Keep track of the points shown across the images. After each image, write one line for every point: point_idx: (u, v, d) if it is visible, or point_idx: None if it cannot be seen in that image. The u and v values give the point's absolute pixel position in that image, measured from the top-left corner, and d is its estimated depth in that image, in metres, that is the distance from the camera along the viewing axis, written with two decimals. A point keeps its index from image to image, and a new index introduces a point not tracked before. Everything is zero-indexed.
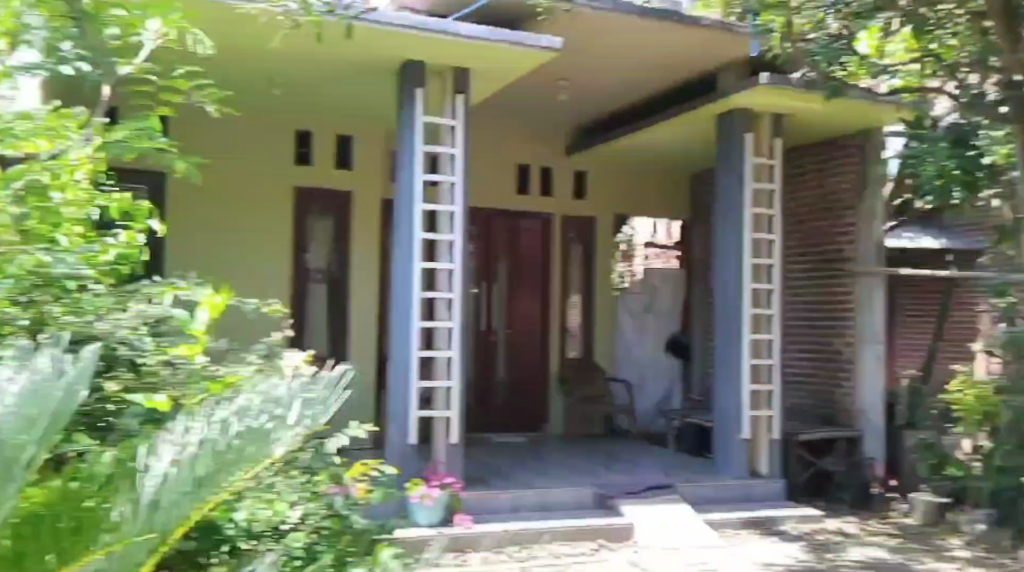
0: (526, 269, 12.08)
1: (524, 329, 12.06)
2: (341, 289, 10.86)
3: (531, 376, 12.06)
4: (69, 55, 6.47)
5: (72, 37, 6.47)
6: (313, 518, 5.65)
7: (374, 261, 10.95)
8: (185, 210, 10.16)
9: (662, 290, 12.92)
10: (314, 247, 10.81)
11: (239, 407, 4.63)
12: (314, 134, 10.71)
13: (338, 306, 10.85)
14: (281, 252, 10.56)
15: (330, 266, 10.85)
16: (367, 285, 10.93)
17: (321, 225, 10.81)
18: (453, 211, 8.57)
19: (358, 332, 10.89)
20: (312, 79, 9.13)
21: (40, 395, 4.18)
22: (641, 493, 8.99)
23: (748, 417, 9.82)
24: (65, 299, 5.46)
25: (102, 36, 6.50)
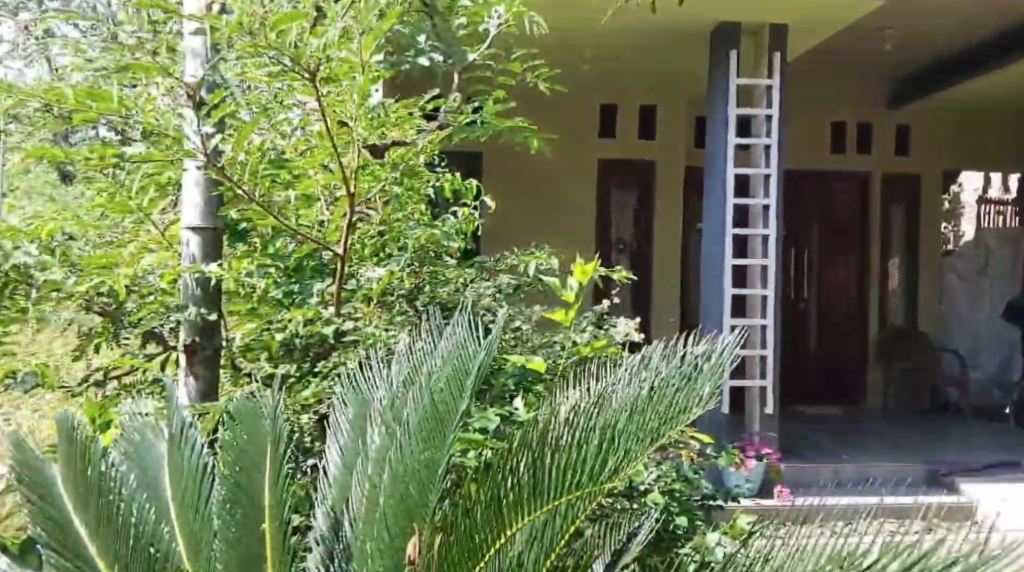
0: (837, 235, 12.09)
1: (832, 299, 12.08)
2: (643, 258, 11.35)
3: (846, 341, 12.07)
4: (425, 48, 6.04)
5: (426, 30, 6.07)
6: (667, 487, 5.67)
7: (675, 235, 11.31)
8: (510, 189, 11.03)
9: (999, 251, 12.45)
10: (618, 219, 11.33)
11: (647, 378, 4.56)
12: (621, 110, 11.15)
13: (642, 275, 11.32)
14: (585, 221, 11.17)
15: (636, 238, 11.36)
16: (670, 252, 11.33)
17: (627, 194, 11.30)
18: (767, 174, 8.51)
19: (662, 304, 11.31)
20: (624, 49, 9.32)
21: (465, 356, 4.78)
22: (980, 472, 8.66)
23: None
24: (430, 270, 6.34)
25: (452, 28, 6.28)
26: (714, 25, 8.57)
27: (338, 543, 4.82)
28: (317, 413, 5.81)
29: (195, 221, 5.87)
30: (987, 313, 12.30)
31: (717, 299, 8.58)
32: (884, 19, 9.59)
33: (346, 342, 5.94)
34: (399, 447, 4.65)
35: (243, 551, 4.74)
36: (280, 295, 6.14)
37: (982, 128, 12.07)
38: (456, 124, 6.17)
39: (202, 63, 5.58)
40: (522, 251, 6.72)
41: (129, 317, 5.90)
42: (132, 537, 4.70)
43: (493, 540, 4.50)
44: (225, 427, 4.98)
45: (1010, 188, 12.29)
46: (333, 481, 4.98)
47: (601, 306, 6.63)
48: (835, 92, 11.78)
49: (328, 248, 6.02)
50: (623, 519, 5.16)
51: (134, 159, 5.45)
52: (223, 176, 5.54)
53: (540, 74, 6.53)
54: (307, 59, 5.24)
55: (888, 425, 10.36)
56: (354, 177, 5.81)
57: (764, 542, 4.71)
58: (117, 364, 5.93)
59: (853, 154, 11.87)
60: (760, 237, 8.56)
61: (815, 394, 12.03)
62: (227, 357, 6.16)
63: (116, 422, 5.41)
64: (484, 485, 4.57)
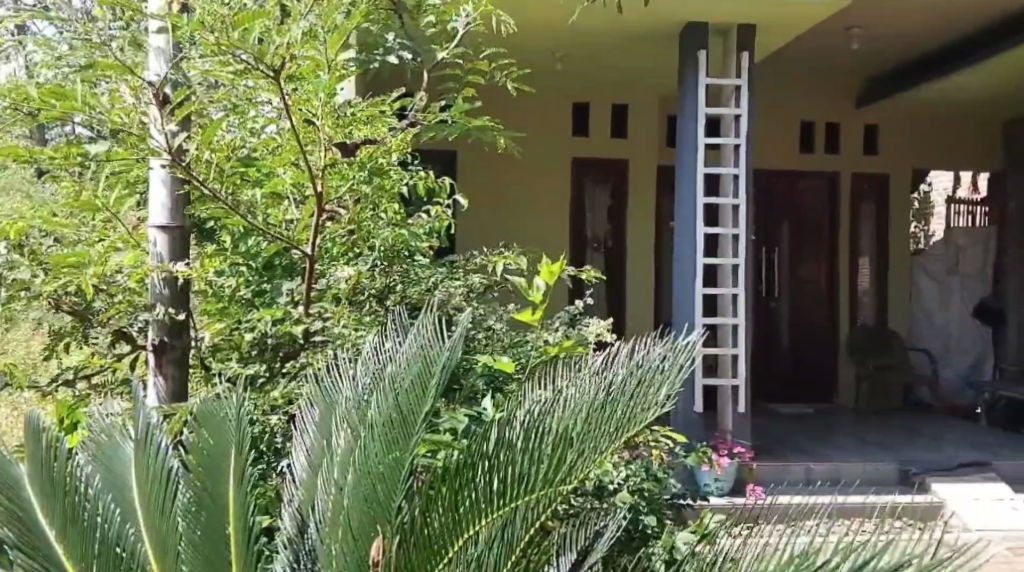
0: (808, 234, 12.10)
1: (803, 297, 12.10)
2: (616, 256, 11.34)
3: (817, 340, 12.07)
4: (393, 46, 6.13)
5: (395, 28, 6.22)
6: (636, 487, 5.61)
7: (648, 233, 11.29)
8: (482, 189, 11.04)
9: (972, 250, 12.34)
10: (591, 217, 11.33)
11: (605, 381, 4.74)
12: (591, 110, 11.18)
13: (615, 274, 11.32)
14: (560, 220, 11.16)
15: (609, 237, 11.36)
16: (642, 251, 11.31)
17: (599, 193, 11.30)
18: (737, 173, 8.53)
19: (636, 302, 11.30)
20: (595, 49, 9.33)
21: (428, 359, 4.85)
22: (952, 472, 8.70)
23: None
24: (400, 269, 6.29)
25: (420, 27, 6.31)
26: (682, 24, 8.58)
27: (304, 546, 4.79)
28: (287, 413, 5.62)
29: (162, 221, 5.78)
30: (956, 312, 12.25)
31: (688, 298, 8.60)
32: (854, 19, 9.63)
33: (316, 342, 5.90)
34: (365, 451, 4.65)
35: (206, 553, 4.69)
36: (249, 295, 6.18)
37: (947, 128, 12.16)
38: (425, 123, 6.19)
39: (166, 61, 5.55)
40: (492, 251, 6.76)
41: (98, 315, 5.89)
42: (97, 538, 4.67)
43: (456, 539, 4.52)
44: (190, 428, 4.95)
45: (979, 187, 12.32)
46: (301, 482, 4.94)
47: (573, 306, 6.66)
48: (805, 92, 11.83)
49: (298, 249, 5.97)
50: (589, 517, 5.13)
51: (98, 158, 5.44)
52: (189, 175, 5.53)
53: (509, 73, 6.57)
54: (271, 57, 5.27)
55: (861, 424, 10.42)
56: (321, 175, 5.81)
57: (728, 542, 4.76)
58: (87, 363, 5.92)
59: (823, 154, 11.95)
60: (730, 236, 8.58)
61: (786, 394, 12.03)
62: (198, 359, 6.19)
63: (84, 422, 5.33)
64: (446, 487, 4.56)
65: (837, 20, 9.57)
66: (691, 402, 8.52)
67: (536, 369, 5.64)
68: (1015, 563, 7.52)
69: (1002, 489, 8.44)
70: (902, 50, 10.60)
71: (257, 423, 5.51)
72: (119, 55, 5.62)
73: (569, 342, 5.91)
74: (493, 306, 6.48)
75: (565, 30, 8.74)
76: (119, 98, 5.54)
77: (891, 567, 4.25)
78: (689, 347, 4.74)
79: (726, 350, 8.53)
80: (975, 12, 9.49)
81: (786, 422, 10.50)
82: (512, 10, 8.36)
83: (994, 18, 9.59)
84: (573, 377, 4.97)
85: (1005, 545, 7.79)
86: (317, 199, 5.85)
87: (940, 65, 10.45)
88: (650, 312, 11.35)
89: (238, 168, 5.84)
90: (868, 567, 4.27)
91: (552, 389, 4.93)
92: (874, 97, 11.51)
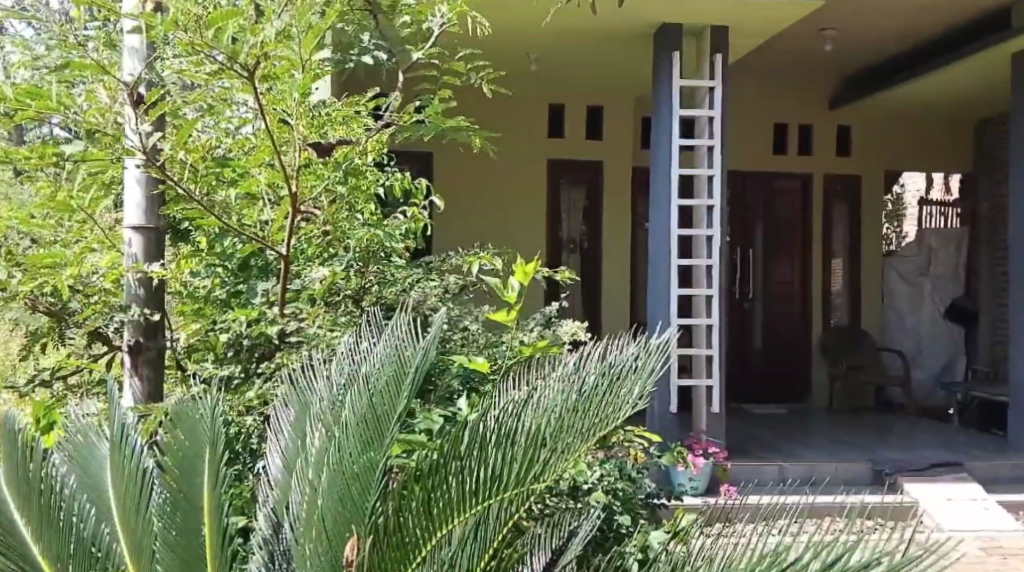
0: (782, 235, 12.16)
1: (777, 297, 12.16)
2: (592, 258, 11.37)
3: (791, 340, 12.12)
4: (369, 46, 6.22)
5: (369, 29, 6.28)
6: (610, 487, 5.62)
7: (624, 234, 11.34)
8: (458, 190, 11.06)
9: (945, 250, 12.32)
10: (567, 218, 11.37)
11: (577, 382, 4.77)
12: (566, 111, 11.20)
13: (590, 275, 11.35)
14: (536, 221, 11.20)
15: (584, 238, 11.39)
16: (617, 252, 11.35)
17: (575, 195, 11.33)
18: (711, 174, 8.57)
19: (611, 303, 11.33)
20: (571, 50, 9.37)
21: (402, 360, 4.87)
22: (925, 471, 8.76)
23: None
24: (376, 269, 6.33)
25: (395, 27, 6.31)
26: (657, 25, 8.63)
27: (279, 545, 4.79)
28: (262, 414, 5.64)
29: (137, 221, 5.75)
30: (928, 312, 12.18)
31: (662, 298, 8.65)
32: (829, 20, 9.68)
33: (291, 342, 5.89)
34: (340, 450, 4.66)
35: (181, 553, 4.67)
36: (226, 296, 6.21)
37: (918, 130, 12.25)
38: (400, 123, 6.20)
39: (140, 61, 5.52)
40: (468, 252, 6.78)
41: (75, 316, 5.89)
42: (72, 537, 4.68)
43: (429, 539, 4.53)
44: (165, 429, 4.96)
45: (952, 188, 12.47)
46: (275, 483, 4.95)
47: (548, 308, 6.68)
48: (779, 94, 11.90)
49: (273, 248, 5.98)
50: (564, 516, 5.14)
51: (74, 158, 5.51)
52: (164, 175, 5.53)
53: (485, 74, 6.58)
54: (244, 56, 5.27)
55: (835, 424, 10.48)
56: (295, 175, 5.81)
57: (701, 541, 4.79)
58: (63, 364, 5.91)
59: (796, 155, 12.02)
60: (705, 237, 8.63)
61: (760, 393, 12.06)
62: (173, 359, 6.21)
63: (61, 421, 5.34)
64: (419, 487, 4.56)
65: (811, 20, 9.62)
66: (666, 402, 8.57)
67: (510, 369, 5.66)
68: (987, 562, 7.57)
69: (975, 489, 8.50)
70: (875, 52, 10.67)
71: (232, 424, 5.51)
72: (94, 55, 5.62)
73: (543, 342, 5.93)
74: (468, 306, 6.49)
75: (541, 30, 8.76)
76: (94, 98, 5.50)
77: (861, 566, 4.27)
78: (662, 348, 4.77)
79: (700, 350, 8.59)
80: (948, 14, 9.54)
81: (761, 423, 10.55)
82: (488, 12, 8.38)
83: (968, 19, 9.66)
84: (545, 378, 4.99)
85: (977, 544, 7.84)
86: (291, 198, 5.86)
87: (914, 66, 10.52)
88: (626, 313, 11.38)
89: (212, 168, 5.87)
90: (838, 566, 4.29)
91: (524, 389, 4.95)
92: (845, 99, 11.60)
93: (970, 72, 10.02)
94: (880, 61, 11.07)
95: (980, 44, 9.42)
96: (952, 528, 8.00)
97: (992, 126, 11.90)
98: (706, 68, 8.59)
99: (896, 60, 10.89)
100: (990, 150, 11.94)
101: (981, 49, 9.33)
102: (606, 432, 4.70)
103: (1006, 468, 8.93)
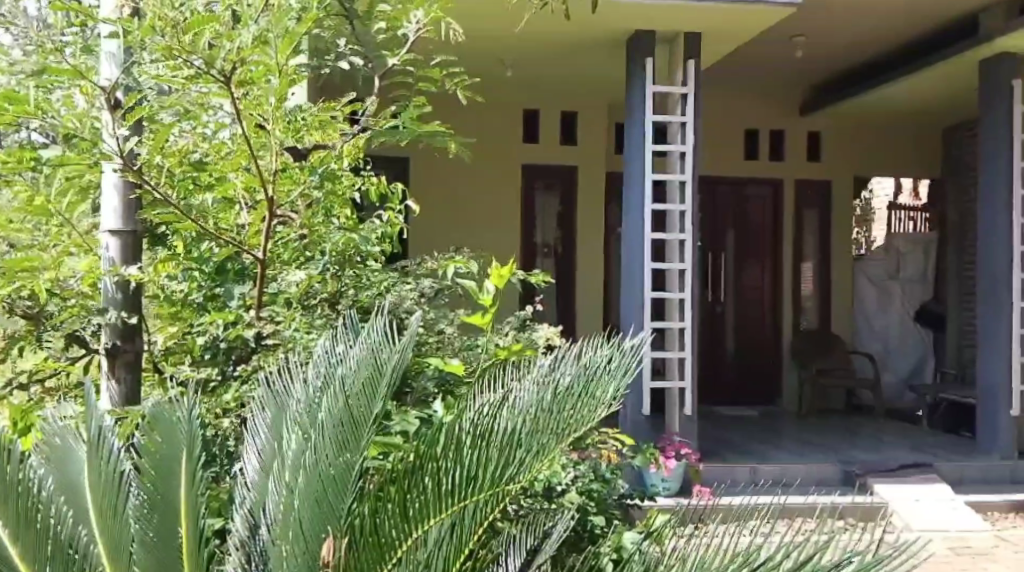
0: (754, 239, 12.26)
1: (749, 301, 12.26)
2: (567, 263, 11.44)
3: (764, 344, 12.23)
4: (344, 53, 6.51)
5: (346, 36, 6.49)
6: (584, 488, 5.68)
7: (598, 239, 11.42)
8: (433, 194, 11.12)
9: (913, 254, 12.51)
10: (541, 223, 11.44)
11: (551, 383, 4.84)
12: (540, 116, 11.27)
13: (565, 279, 11.42)
14: (511, 226, 11.27)
15: (559, 242, 11.46)
16: (590, 256, 11.44)
17: (549, 199, 11.40)
18: (684, 180, 8.67)
19: (585, 307, 11.42)
20: (545, 56, 9.44)
21: (378, 362, 4.90)
22: (895, 472, 8.87)
23: (1018, 391, 9.21)
24: (352, 273, 6.41)
25: (371, 33, 6.37)
26: (630, 32, 8.71)
27: (255, 547, 4.83)
28: (238, 416, 5.69)
29: (114, 224, 5.77)
30: (898, 315, 12.41)
31: (635, 301, 8.73)
32: (800, 27, 9.80)
33: (267, 345, 5.97)
34: (317, 452, 4.69)
35: (158, 555, 4.76)
36: (202, 299, 6.24)
37: (888, 136, 12.38)
38: (377, 128, 6.26)
39: (117, 66, 5.53)
40: (443, 256, 6.84)
41: (52, 318, 5.95)
42: (50, 539, 4.67)
43: (405, 540, 4.59)
44: (142, 431, 4.97)
45: (920, 194, 12.70)
46: (252, 485, 4.97)
47: (523, 311, 6.74)
48: (750, 100, 12.02)
49: (249, 252, 6.01)
50: (538, 517, 5.24)
51: (51, 163, 5.50)
52: (141, 179, 5.51)
53: (460, 80, 6.65)
54: (221, 62, 5.31)
55: (806, 426, 10.57)
56: (271, 180, 5.86)
57: (675, 542, 4.86)
58: (40, 367, 5.94)
59: (767, 160, 12.13)
60: (677, 242, 8.73)
61: (733, 397, 12.17)
62: (149, 362, 6.27)
63: (38, 424, 5.34)
64: (395, 488, 4.64)
65: (782, 27, 9.73)
66: (639, 404, 8.66)
67: (485, 372, 5.72)
68: (955, 562, 7.67)
69: (944, 490, 8.61)
70: (846, 58, 10.79)
71: (208, 427, 5.54)
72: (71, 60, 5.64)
73: (517, 345, 6.01)
74: (444, 309, 6.54)
75: (515, 36, 8.83)
76: (71, 102, 5.54)
77: (832, 566, 4.34)
78: (633, 351, 4.85)
79: (674, 353, 8.67)
80: (917, 21, 9.68)
81: (734, 425, 10.64)
82: (463, 17, 8.45)
83: (936, 27, 9.80)
84: (520, 380, 5.04)
85: (946, 544, 7.94)
86: (267, 202, 5.91)
87: (884, 73, 10.65)
88: (599, 317, 11.46)
89: (188, 174, 5.95)
90: (810, 565, 4.35)
91: (499, 391, 5.00)
92: (815, 105, 11.72)
93: (939, 79, 10.15)
94: (850, 68, 11.21)
95: (948, 51, 9.55)
96: (921, 528, 8.10)
97: (960, 132, 12.05)
98: (678, 75, 8.68)
99: (866, 66, 11.02)
100: (959, 156, 12.08)
101: (949, 57, 9.46)
102: (579, 433, 4.76)
103: (974, 469, 9.05)
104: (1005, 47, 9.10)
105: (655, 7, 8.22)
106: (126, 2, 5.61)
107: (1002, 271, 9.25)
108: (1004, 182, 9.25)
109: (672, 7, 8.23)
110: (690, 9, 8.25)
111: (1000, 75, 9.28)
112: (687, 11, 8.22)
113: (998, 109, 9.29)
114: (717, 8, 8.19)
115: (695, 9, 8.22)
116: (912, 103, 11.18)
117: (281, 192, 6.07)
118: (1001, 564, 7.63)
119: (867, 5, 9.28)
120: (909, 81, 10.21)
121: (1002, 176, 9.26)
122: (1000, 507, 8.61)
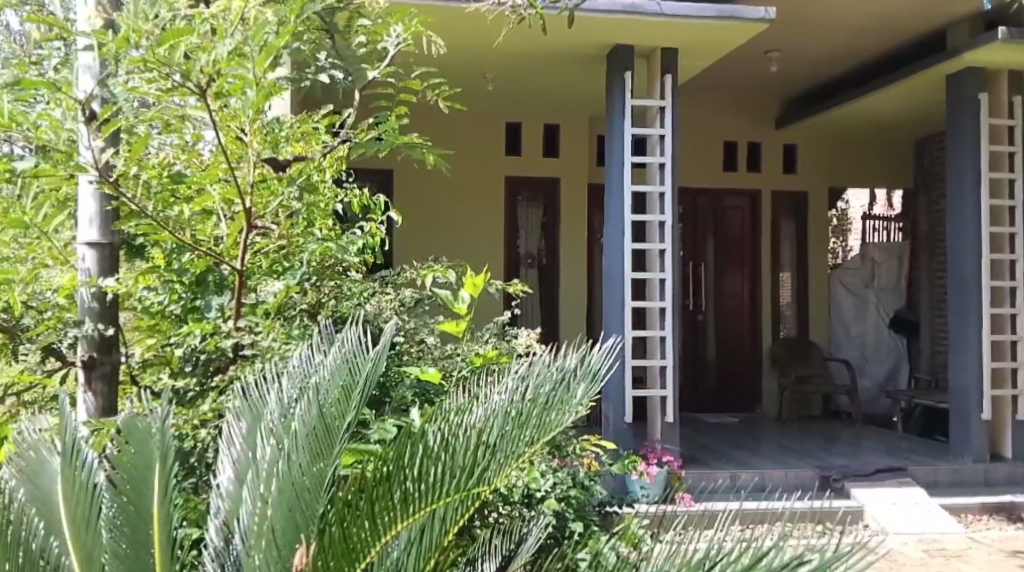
0: (735, 249, 12.33)
1: (730, 308, 12.32)
2: (550, 273, 11.51)
3: (746, 349, 12.28)
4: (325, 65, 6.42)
5: (326, 49, 6.33)
6: (563, 495, 5.72)
7: (579, 246, 11.41)
8: (415, 205, 11.14)
9: (887, 263, 12.56)
10: (524, 233, 11.51)
11: (524, 388, 4.85)
12: (522, 128, 11.35)
13: (548, 288, 11.49)
14: (493, 235, 11.31)
15: (542, 253, 11.51)
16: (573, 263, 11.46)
17: (532, 210, 11.48)
18: (663, 191, 8.75)
19: (569, 312, 11.41)
20: (526, 69, 9.46)
21: (353, 369, 4.98)
22: (871, 477, 8.92)
23: (989, 396, 9.25)
24: (332, 284, 6.44)
25: (351, 47, 6.37)
26: (609, 47, 8.78)
27: (229, 556, 4.77)
28: (215, 426, 5.62)
29: (92, 237, 5.76)
30: (873, 323, 12.40)
31: (617, 310, 8.78)
32: (776, 41, 9.86)
33: (245, 355, 5.98)
34: (290, 461, 4.70)
35: (133, 563, 4.76)
36: (181, 311, 6.25)
37: (864, 145, 12.48)
38: (358, 140, 6.27)
39: (94, 77, 5.47)
40: (422, 267, 6.89)
41: (27, 331, 5.86)
42: (20, 549, 4.71)
43: (374, 547, 4.61)
44: (115, 442, 4.97)
45: (894, 205, 12.74)
46: (227, 494, 4.87)
47: (502, 318, 6.81)
48: (729, 111, 12.10)
49: (228, 264, 6.06)
50: (514, 524, 5.28)
51: (26, 174, 5.37)
52: (117, 191, 5.54)
53: (441, 91, 6.65)
54: (197, 75, 5.34)
55: (786, 432, 10.61)
56: (249, 192, 5.87)
57: (646, 543, 4.87)
58: (17, 380, 5.83)
59: (746, 171, 12.20)
60: (657, 251, 8.78)
61: (716, 403, 12.21)
62: (128, 374, 6.19)
63: (11, 435, 5.16)
64: (367, 497, 4.63)
65: (759, 41, 9.79)
66: (626, 409, 8.67)
67: (463, 378, 5.82)
68: (928, 563, 7.70)
69: (918, 493, 8.68)
70: (824, 67, 10.81)
71: (184, 438, 5.51)
72: (51, 73, 5.70)
73: (494, 352, 6.14)
74: (423, 319, 6.60)
75: (499, 47, 8.85)
76: (47, 115, 5.42)
77: (783, 566, 4.38)
78: (604, 358, 4.85)
79: (654, 363, 8.73)
80: (888, 34, 9.76)
81: (716, 432, 10.65)
82: (443, 30, 8.48)
83: (910, 39, 9.87)
84: (495, 387, 5.06)
85: (920, 547, 7.98)
86: (242, 216, 5.94)
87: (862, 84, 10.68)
88: (582, 324, 11.49)
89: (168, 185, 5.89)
90: (763, 564, 4.39)
91: (474, 397, 5.04)
92: (794, 114, 11.80)
93: (912, 91, 10.20)
94: (827, 80, 11.29)
95: (919, 62, 9.64)
96: (893, 531, 8.15)
97: (932, 144, 12.14)
98: (656, 89, 8.77)
99: (845, 77, 11.09)
100: (930, 164, 12.21)
101: (921, 67, 9.53)
102: (550, 436, 4.79)
103: (947, 473, 9.10)
104: (973, 60, 9.17)
105: (632, 24, 8.27)
106: (101, 14, 5.50)
107: (974, 279, 9.30)
108: (973, 194, 9.31)
109: (649, 24, 8.27)
110: (665, 24, 8.28)
111: (967, 86, 9.36)
112: (663, 23, 8.23)
113: (966, 118, 9.37)
114: (693, 23, 8.26)
115: (671, 24, 8.29)
116: (888, 115, 11.23)
117: (260, 203, 6.07)
118: (973, 565, 7.67)
119: (841, 19, 9.33)
120: (881, 94, 10.28)
121: (972, 189, 9.32)
122: (973, 509, 8.66)
